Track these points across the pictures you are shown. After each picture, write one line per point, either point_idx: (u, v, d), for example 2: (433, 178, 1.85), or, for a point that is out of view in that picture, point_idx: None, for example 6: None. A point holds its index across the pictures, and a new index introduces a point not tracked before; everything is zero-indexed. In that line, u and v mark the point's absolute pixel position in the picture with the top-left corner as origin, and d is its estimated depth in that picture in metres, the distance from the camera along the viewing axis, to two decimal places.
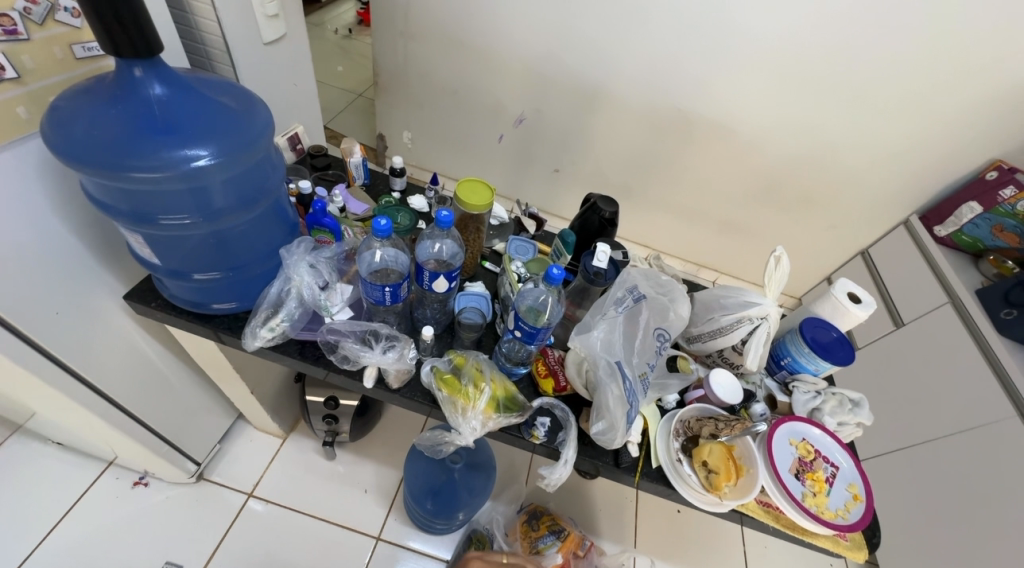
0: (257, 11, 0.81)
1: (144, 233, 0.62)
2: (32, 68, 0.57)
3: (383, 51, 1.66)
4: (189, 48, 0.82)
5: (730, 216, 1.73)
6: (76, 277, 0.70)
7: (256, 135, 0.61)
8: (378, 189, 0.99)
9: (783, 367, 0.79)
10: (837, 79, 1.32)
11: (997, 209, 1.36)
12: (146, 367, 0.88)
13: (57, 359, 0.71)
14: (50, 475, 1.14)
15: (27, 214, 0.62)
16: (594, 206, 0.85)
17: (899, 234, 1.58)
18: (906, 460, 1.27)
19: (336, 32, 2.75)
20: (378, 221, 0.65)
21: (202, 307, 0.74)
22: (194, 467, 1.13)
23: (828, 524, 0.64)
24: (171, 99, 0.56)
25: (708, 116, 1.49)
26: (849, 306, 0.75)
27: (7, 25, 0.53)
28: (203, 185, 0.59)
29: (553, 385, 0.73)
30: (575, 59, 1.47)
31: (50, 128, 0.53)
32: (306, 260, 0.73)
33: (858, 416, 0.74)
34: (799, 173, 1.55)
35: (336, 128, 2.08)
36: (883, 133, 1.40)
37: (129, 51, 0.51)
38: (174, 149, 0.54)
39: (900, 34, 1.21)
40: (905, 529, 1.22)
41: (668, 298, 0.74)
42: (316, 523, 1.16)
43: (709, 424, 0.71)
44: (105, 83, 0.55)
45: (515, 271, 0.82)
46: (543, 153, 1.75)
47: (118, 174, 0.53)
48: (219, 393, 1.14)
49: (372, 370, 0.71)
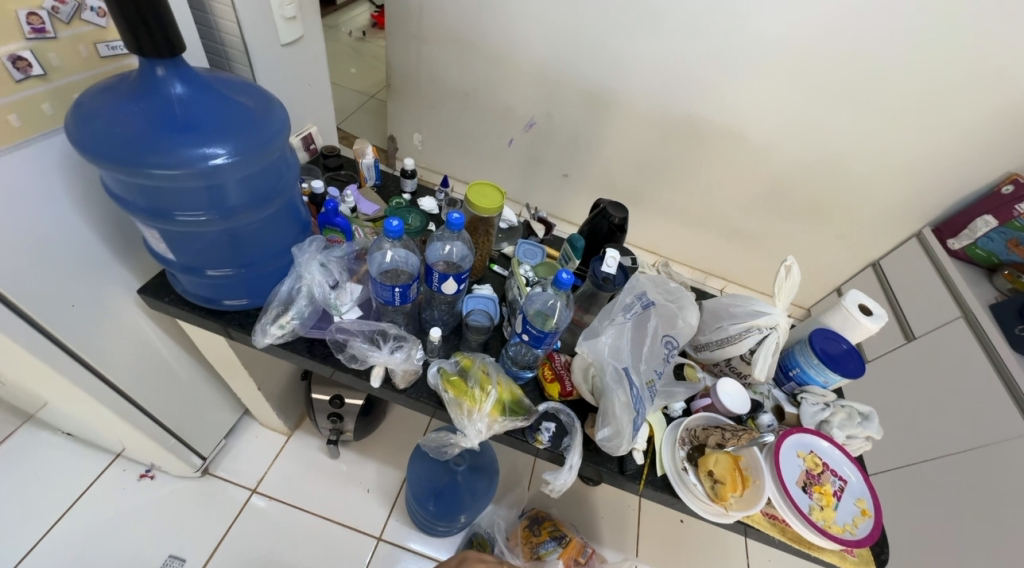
0: (276, 13, 0.83)
1: (160, 228, 0.63)
2: (58, 65, 0.58)
3: (397, 53, 1.68)
4: (209, 48, 0.84)
5: (738, 224, 1.73)
6: (91, 271, 0.71)
7: (273, 134, 0.62)
8: (389, 190, 1.00)
9: (791, 378, 0.78)
10: (852, 88, 1.31)
11: (1013, 223, 1.33)
12: (157, 361, 0.89)
13: (70, 351, 0.72)
14: (58, 465, 1.16)
15: (47, 207, 0.63)
16: (604, 212, 0.85)
17: (911, 246, 1.57)
18: (916, 476, 1.24)
19: (349, 34, 2.78)
20: (390, 222, 0.65)
21: (214, 303, 0.75)
22: (200, 462, 1.14)
23: (835, 538, 0.63)
24: (191, 98, 0.56)
25: (719, 123, 1.49)
26: (860, 318, 0.74)
27: (35, 23, 0.54)
28: (219, 183, 0.60)
29: (559, 390, 0.73)
30: (588, 64, 1.47)
31: (74, 125, 0.54)
32: (318, 259, 0.74)
33: (867, 430, 0.73)
34: (810, 183, 1.54)
35: (349, 129, 2.11)
36: (897, 143, 1.39)
37: (153, 51, 0.52)
38: (192, 147, 0.55)
39: (916, 44, 1.21)
40: (912, 546, 1.20)
41: (676, 305, 0.73)
42: (318, 521, 1.17)
43: (716, 434, 0.70)
44: (127, 82, 0.56)
45: (523, 275, 0.83)
46: (553, 156, 1.75)
47: (137, 170, 0.54)
48: (227, 388, 1.15)
49: (379, 369, 0.71)
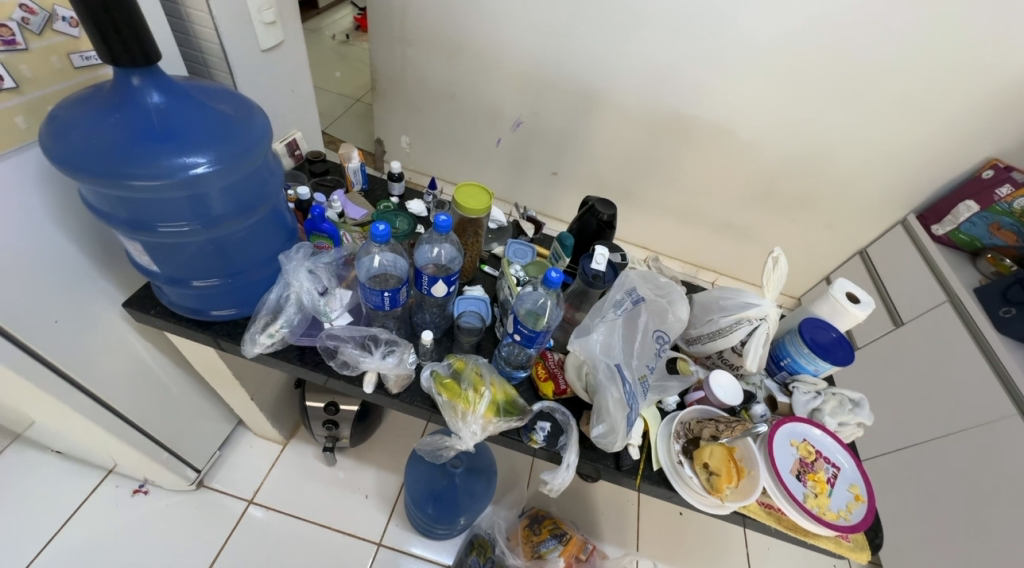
0: (255, 19, 0.82)
1: (143, 240, 0.62)
2: (31, 77, 0.57)
3: (381, 56, 1.67)
4: (187, 56, 0.83)
5: (727, 217, 1.74)
6: (73, 286, 0.70)
7: (254, 141, 0.61)
8: (377, 194, 0.99)
9: (783, 367, 0.79)
10: (833, 80, 1.33)
11: (994, 207, 1.36)
12: (146, 375, 0.88)
13: (56, 368, 0.71)
14: (49, 484, 1.14)
15: (26, 222, 0.62)
16: (593, 209, 0.85)
17: (897, 233, 1.58)
18: (909, 460, 1.26)
19: (333, 38, 2.76)
20: (376, 226, 0.65)
21: (201, 314, 0.74)
22: (194, 474, 1.13)
23: (830, 525, 0.64)
24: (169, 107, 0.56)
25: (705, 118, 1.49)
26: (846, 306, 0.75)
27: (5, 34, 0.53)
28: (201, 192, 0.59)
29: (553, 389, 0.73)
30: (573, 63, 1.47)
31: (49, 137, 0.53)
32: (305, 266, 0.74)
33: (859, 416, 0.74)
34: (796, 174, 1.55)
35: (335, 133, 2.09)
36: (879, 132, 1.41)
37: (127, 60, 0.52)
38: (172, 157, 0.54)
39: (893, 35, 1.22)
40: (907, 528, 1.22)
41: (667, 300, 0.74)
42: (316, 529, 1.16)
43: (710, 426, 0.71)
44: (103, 92, 0.55)
45: (513, 274, 0.82)
46: (541, 155, 1.76)
47: (116, 182, 0.53)
48: (219, 398, 1.14)
49: (371, 375, 0.71)
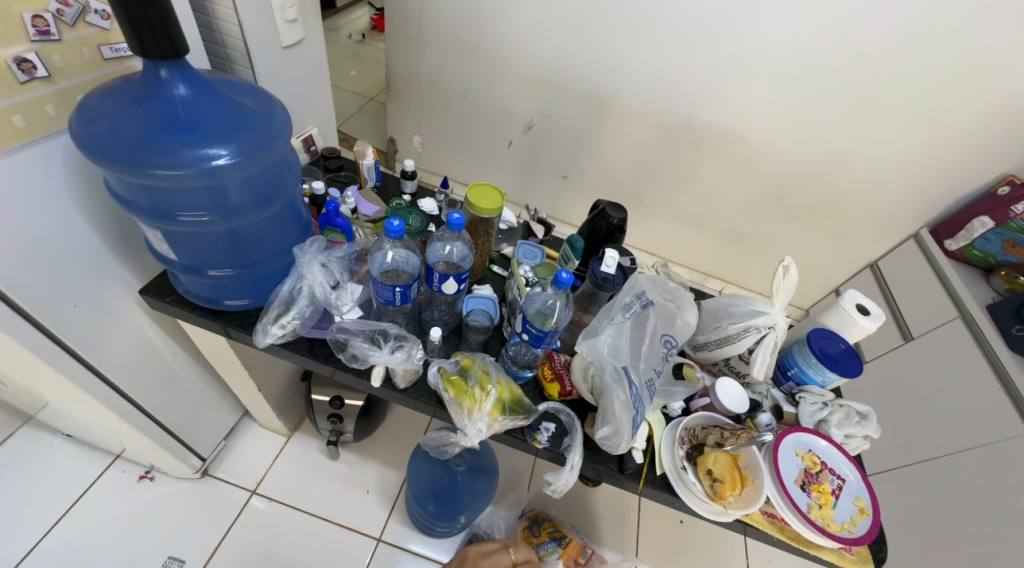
0: (277, 16, 0.83)
1: (162, 229, 0.63)
2: (62, 67, 0.59)
3: (397, 56, 1.69)
4: (211, 50, 0.84)
5: (737, 226, 1.73)
6: (92, 272, 0.72)
7: (274, 135, 0.62)
8: (389, 192, 1.01)
9: (790, 377, 0.79)
10: (848, 92, 1.33)
11: (1009, 224, 1.33)
12: (157, 363, 0.89)
13: (71, 352, 0.73)
14: (57, 467, 1.16)
15: (50, 208, 0.63)
16: (603, 213, 0.85)
17: (909, 247, 1.57)
18: (915, 476, 1.25)
19: (350, 37, 2.79)
20: (391, 222, 0.66)
21: (215, 303, 0.75)
22: (199, 463, 1.14)
23: (834, 537, 0.64)
24: (193, 100, 0.57)
25: (718, 126, 1.50)
26: (856, 318, 0.75)
27: (40, 26, 0.55)
28: (221, 183, 0.60)
29: (559, 390, 0.74)
30: (587, 68, 1.49)
31: (78, 126, 0.54)
32: (319, 259, 0.75)
33: (865, 428, 0.73)
34: (807, 185, 1.55)
35: (348, 131, 2.11)
36: (893, 145, 1.40)
37: (156, 53, 0.53)
38: (195, 148, 0.55)
39: (909, 48, 1.22)
40: (911, 544, 1.21)
41: (676, 304, 0.74)
42: (317, 522, 1.17)
43: (715, 433, 0.71)
44: (131, 83, 0.57)
45: (522, 275, 0.83)
46: (552, 158, 1.76)
47: (140, 171, 0.55)
48: (226, 389, 1.15)
49: (380, 369, 0.72)
